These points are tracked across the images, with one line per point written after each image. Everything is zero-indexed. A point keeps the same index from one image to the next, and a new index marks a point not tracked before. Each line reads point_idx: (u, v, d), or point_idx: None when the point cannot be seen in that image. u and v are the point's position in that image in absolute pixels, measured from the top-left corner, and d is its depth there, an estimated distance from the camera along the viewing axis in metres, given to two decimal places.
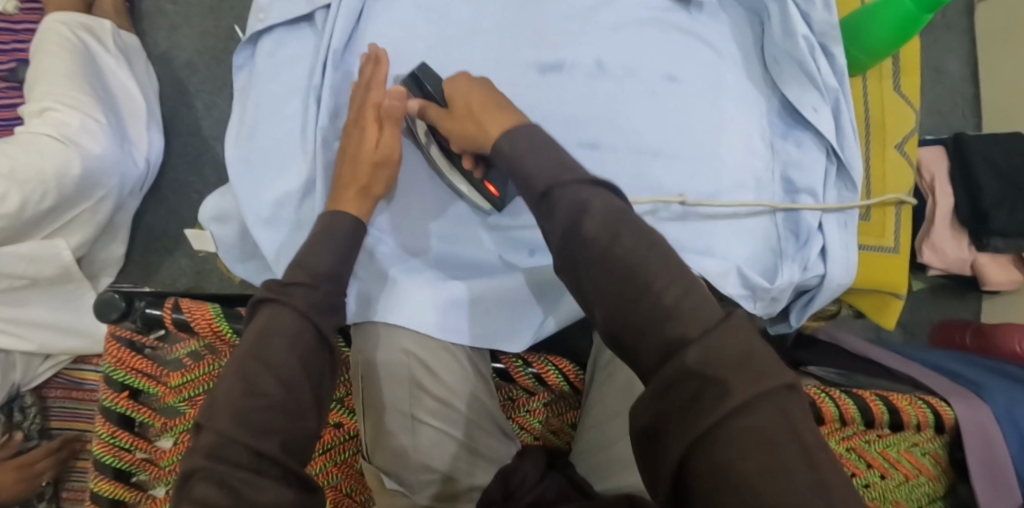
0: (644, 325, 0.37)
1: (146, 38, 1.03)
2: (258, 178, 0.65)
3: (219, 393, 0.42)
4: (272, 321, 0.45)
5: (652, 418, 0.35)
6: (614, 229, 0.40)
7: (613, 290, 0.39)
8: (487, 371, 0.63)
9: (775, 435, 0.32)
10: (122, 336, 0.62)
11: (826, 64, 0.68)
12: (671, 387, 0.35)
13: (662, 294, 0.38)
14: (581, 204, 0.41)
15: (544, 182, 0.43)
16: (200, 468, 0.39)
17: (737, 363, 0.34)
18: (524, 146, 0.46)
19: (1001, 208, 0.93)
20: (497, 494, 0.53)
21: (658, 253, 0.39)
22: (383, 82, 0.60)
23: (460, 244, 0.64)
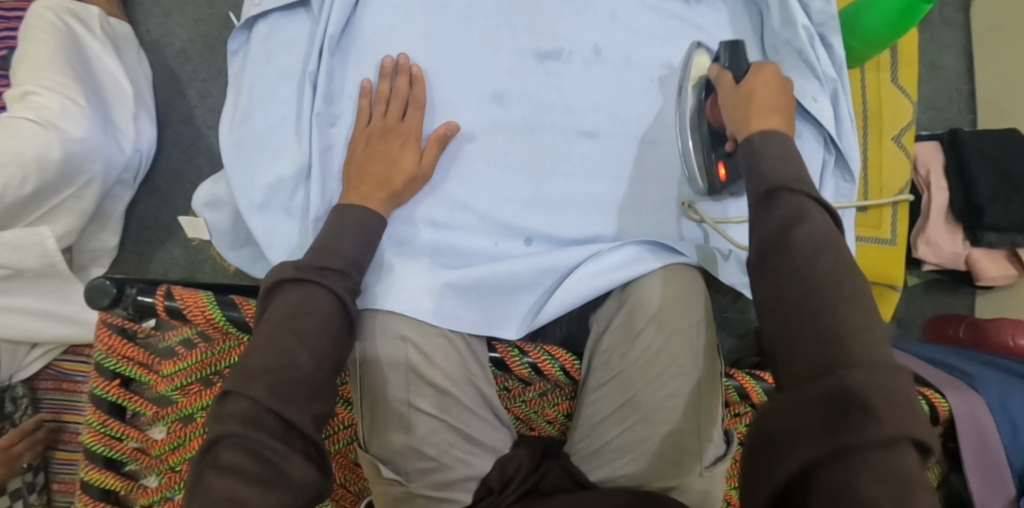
0: (809, 336, 0.39)
1: (139, 25, 1.02)
2: (251, 164, 0.64)
3: (253, 363, 0.46)
4: (307, 300, 0.49)
5: (787, 424, 0.37)
6: (818, 244, 0.41)
7: (795, 302, 0.41)
8: (483, 359, 0.62)
9: (911, 480, 0.33)
10: (113, 323, 0.62)
11: (825, 54, 0.67)
12: (817, 402, 0.36)
13: (848, 316, 0.39)
14: (801, 213, 0.43)
15: (774, 182, 0.45)
16: (232, 435, 0.43)
17: (902, 408, 0.35)
18: (774, 150, 0.47)
19: (995, 202, 0.93)
20: (494, 482, 0.53)
21: (829, 262, 0.41)
22: (418, 100, 0.62)
23: (457, 231, 0.63)
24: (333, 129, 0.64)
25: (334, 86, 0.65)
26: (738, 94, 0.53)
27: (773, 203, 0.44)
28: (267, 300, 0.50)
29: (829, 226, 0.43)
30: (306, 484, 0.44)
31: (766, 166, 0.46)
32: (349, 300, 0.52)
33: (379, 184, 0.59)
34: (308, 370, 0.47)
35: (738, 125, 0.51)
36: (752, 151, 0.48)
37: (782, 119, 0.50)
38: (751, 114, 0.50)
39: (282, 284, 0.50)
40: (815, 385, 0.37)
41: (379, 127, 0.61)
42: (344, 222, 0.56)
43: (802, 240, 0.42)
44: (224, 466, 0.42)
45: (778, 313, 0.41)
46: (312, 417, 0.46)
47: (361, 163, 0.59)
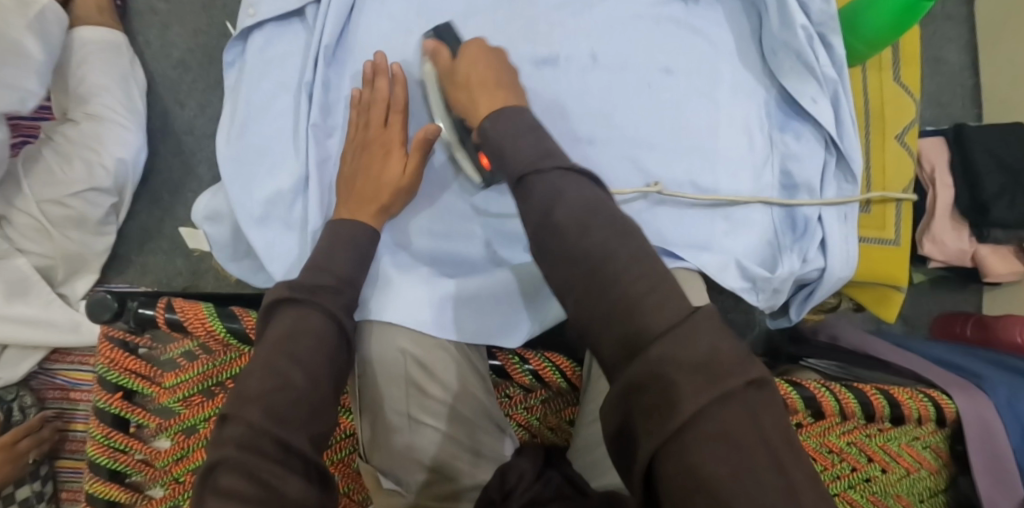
0: (604, 315, 0.38)
1: (138, 37, 1.02)
2: (249, 176, 0.64)
3: (249, 387, 0.46)
4: (298, 322, 0.49)
5: (616, 421, 0.36)
6: (587, 222, 0.41)
7: (577, 281, 0.40)
8: (483, 367, 0.62)
9: (746, 441, 0.32)
10: (115, 336, 0.62)
11: (824, 54, 0.67)
12: (635, 389, 0.35)
13: (629, 288, 0.38)
14: (556, 191, 0.42)
15: (519, 166, 0.45)
16: (229, 458, 0.43)
17: (710, 368, 0.34)
18: (508, 130, 0.48)
19: (1000, 199, 0.92)
20: (495, 494, 0.53)
21: (599, 233, 0.40)
22: (400, 105, 0.61)
23: (454, 241, 0.63)
24: (330, 140, 0.64)
25: (330, 95, 0.65)
26: (457, 75, 0.57)
27: (523, 186, 0.44)
28: (267, 320, 0.51)
29: (592, 191, 0.43)
30: (303, 498, 0.44)
31: (511, 152, 0.46)
32: (346, 319, 0.53)
33: (374, 197, 0.59)
34: (305, 389, 0.47)
35: (473, 114, 0.54)
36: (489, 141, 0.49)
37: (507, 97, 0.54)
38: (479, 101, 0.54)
39: (277, 306, 0.50)
40: (626, 370, 0.36)
41: (369, 138, 0.61)
42: (338, 240, 0.56)
43: (565, 215, 0.41)
44: (223, 491, 0.42)
45: (570, 296, 0.40)
46: (310, 437, 0.47)
47: (354, 179, 0.60)
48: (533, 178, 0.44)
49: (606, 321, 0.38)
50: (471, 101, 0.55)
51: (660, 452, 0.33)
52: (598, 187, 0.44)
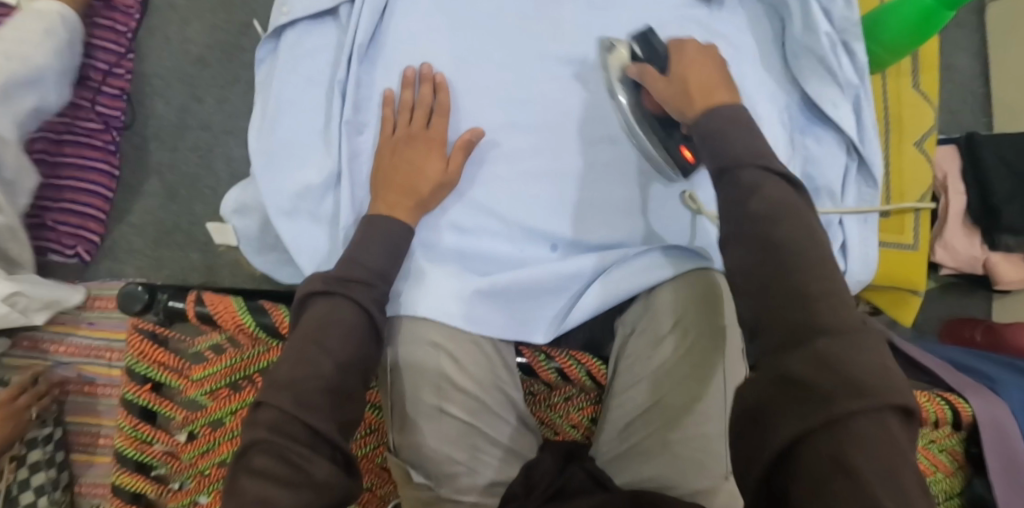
0: (778, 300, 0.38)
1: (157, 32, 1.03)
2: (278, 169, 0.65)
3: (281, 374, 0.48)
4: (331, 313, 0.51)
5: (757, 401, 0.36)
6: (779, 217, 0.40)
7: (761, 270, 0.39)
8: (511, 363, 0.63)
9: (895, 448, 0.32)
10: (144, 328, 0.63)
11: (847, 61, 0.68)
12: (795, 374, 0.35)
13: (812, 283, 0.38)
14: (753, 186, 0.42)
15: (741, 154, 0.43)
16: (261, 441, 0.45)
17: (879, 381, 0.34)
18: (725, 124, 0.45)
19: (1012, 205, 0.95)
20: (519, 488, 0.54)
21: (788, 229, 0.40)
22: (445, 110, 0.63)
23: (481, 237, 0.64)
24: (361, 137, 0.64)
25: (361, 93, 0.66)
26: (675, 79, 0.52)
27: (735, 176, 0.43)
28: (300, 311, 0.52)
29: (787, 192, 0.41)
30: (329, 481, 0.45)
31: (726, 142, 0.44)
32: (375, 311, 0.53)
33: (404, 191, 0.59)
34: (333, 379, 0.48)
35: (691, 105, 0.49)
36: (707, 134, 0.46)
37: (729, 92, 0.49)
38: (696, 94, 0.49)
39: (311, 297, 0.52)
40: (787, 358, 0.36)
41: (404, 135, 0.62)
42: (369, 232, 0.57)
43: (762, 208, 0.41)
44: (255, 472, 0.44)
45: (746, 280, 0.40)
46: (339, 423, 0.48)
47: (386, 174, 0.60)
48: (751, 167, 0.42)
49: (783, 310, 0.38)
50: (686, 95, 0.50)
51: (803, 438, 0.33)
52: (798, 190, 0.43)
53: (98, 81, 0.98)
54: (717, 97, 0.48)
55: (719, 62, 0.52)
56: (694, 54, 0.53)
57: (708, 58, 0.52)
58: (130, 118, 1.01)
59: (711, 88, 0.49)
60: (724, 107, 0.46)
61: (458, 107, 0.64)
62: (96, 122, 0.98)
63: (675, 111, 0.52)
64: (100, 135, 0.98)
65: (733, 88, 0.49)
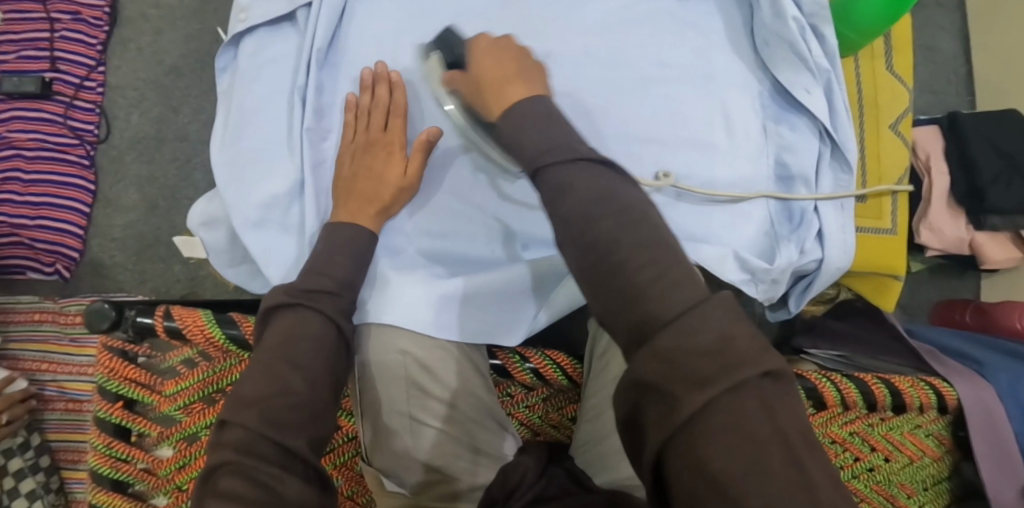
0: (613, 297, 0.38)
1: (130, 43, 1.01)
2: (242, 179, 0.63)
3: (247, 391, 0.47)
4: (298, 325, 0.50)
5: (625, 411, 0.35)
6: (596, 212, 0.40)
7: (590, 271, 0.39)
8: (484, 367, 0.62)
9: (755, 435, 0.32)
10: (113, 346, 0.62)
11: (817, 46, 0.66)
12: (644, 379, 0.34)
13: (646, 276, 0.37)
14: (563, 185, 0.41)
15: (529, 157, 0.43)
16: (229, 462, 0.44)
17: (716, 365, 0.33)
18: (524, 122, 0.45)
19: (997, 185, 0.95)
20: (499, 493, 0.53)
21: (610, 223, 0.39)
22: (401, 108, 0.62)
23: (451, 241, 0.63)
24: (325, 143, 0.64)
25: (323, 99, 0.65)
26: (473, 79, 0.52)
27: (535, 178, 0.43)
28: (264, 325, 0.51)
29: (602, 177, 0.41)
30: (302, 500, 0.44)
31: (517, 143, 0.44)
32: (343, 321, 0.53)
33: (367, 199, 0.59)
34: (303, 394, 0.48)
35: (489, 104, 0.49)
36: (505, 132, 0.45)
37: (525, 84, 0.48)
38: (490, 96, 0.49)
39: (273, 312, 0.51)
40: (636, 362, 0.35)
41: (363, 141, 0.61)
42: (334, 242, 0.56)
43: (578, 204, 0.40)
44: (222, 495, 0.43)
45: (587, 283, 0.39)
46: (311, 439, 0.48)
47: (348, 182, 0.60)
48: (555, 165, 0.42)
49: (624, 306, 0.37)
50: (487, 99, 0.50)
51: (665, 447, 0.33)
52: (612, 169, 0.42)
53: (70, 95, 0.97)
54: (509, 95, 0.48)
55: (511, 49, 0.52)
56: (484, 51, 0.52)
57: (496, 55, 0.51)
58: (105, 131, 0.99)
59: (502, 86, 0.48)
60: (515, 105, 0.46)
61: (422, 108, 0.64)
62: (70, 137, 0.97)
63: (479, 108, 0.52)
64: (73, 150, 0.97)
65: (529, 80, 0.48)
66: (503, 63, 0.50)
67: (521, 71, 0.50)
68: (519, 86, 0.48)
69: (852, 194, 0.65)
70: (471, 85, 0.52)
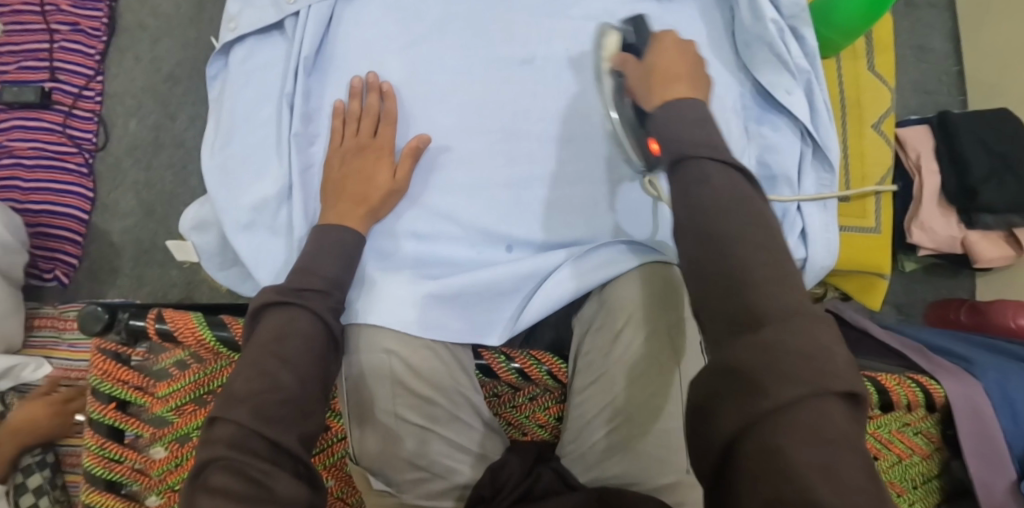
0: (721, 288, 0.39)
1: (128, 52, 1.03)
2: (232, 184, 0.64)
3: (238, 388, 0.48)
4: (287, 324, 0.51)
5: (703, 394, 0.37)
6: (728, 208, 0.40)
7: (704, 262, 0.40)
8: (470, 367, 0.63)
9: (831, 437, 0.33)
10: (107, 349, 0.62)
11: (796, 47, 0.67)
12: (738, 365, 0.35)
13: (758, 274, 0.38)
14: (702, 178, 0.42)
15: (680, 148, 0.44)
16: (221, 457, 0.45)
17: (817, 365, 0.34)
18: (680, 118, 0.46)
19: (988, 184, 0.96)
20: (486, 491, 0.55)
21: (737, 218, 0.40)
22: (392, 117, 0.63)
23: (439, 242, 0.64)
24: (313, 147, 0.64)
25: (311, 105, 0.66)
26: (645, 70, 0.52)
27: (678, 168, 0.43)
28: (254, 323, 0.52)
29: (738, 181, 0.42)
30: (293, 496, 0.45)
31: (669, 133, 0.45)
32: (332, 320, 0.54)
33: (357, 201, 0.60)
34: (293, 391, 0.49)
35: (649, 96, 0.50)
36: (662, 125, 0.46)
37: (688, 84, 0.49)
38: (657, 86, 0.50)
39: (263, 309, 0.52)
40: (730, 350, 0.36)
41: (353, 145, 0.62)
42: (323, 242, 0.58)
43: (711, 198, 0.41)
44: (212, 489, 0.43)
45: (692, 276, 0.41)
46: (300, 436, 0.49)
47: (337, 185, 0.61)
48: (690, 160, 0.43)
49: (726, 297, 0.38)
50: (648, 90, 0.51)
51: (741, 433, 0.34)
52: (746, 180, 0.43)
53: (68, 104, 0.99)
54: (675, 89, 0.48)
55: (688, 49, 0.52)
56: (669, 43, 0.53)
57: (684, 50, 0.52)
58: (103, 139, 1.01)
59: (669, 79, 0.49)
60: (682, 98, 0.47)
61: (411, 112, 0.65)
62: (69, 145, 0.99)
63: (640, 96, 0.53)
64: (71, 158, 0.99)
65: (693, 81, 0.49)
66: (681, 60, 0.51)
67: (694, 73, 0.50)
68: (685, 85, 0.49)
69: (838, 193, 0.66)
70: (638, 77, 0.53)
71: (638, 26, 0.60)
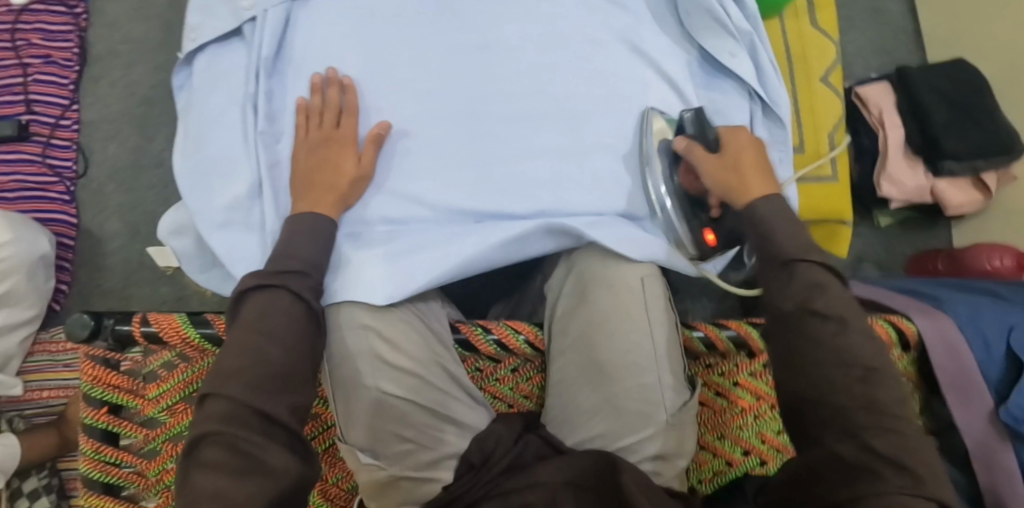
0: (837, 393, 0.47)
1: (103, 79, 1.06)
2: (205, 187, 0.66)
3: (228, 365, 0.51)
4: (269, 304, 0.54)
5: (807, 465, 0.46)
6: (837, 311, 0.49)
7: (827, 364, 0.47)
8: (448, 340, 0.65)
9: None
10: (95, 355, 0.64)
11: (736, 10, 0.70)
12: (844, 456, 0.44)
13: (876, 387, 0.47)
14: (817, 285, 0.50)
15: (788, 252, 0.52)
16: (215, 432, 0.48)
17: (915, 471, 0.43)
18: (777, 218, 0.55)
19: (949, 130, 0.98)
20: (475, 458, 0.59)
21: (855, 325, 0.49)
22: (353, 108, 0.65)
23: (411, 225, 0.66)
24: (279, 145, 0.66)
25: (274, 106, 0.67)
26: (726, 162, 0.60)
27: (793, 273, 0.51)
28: (237, 308, 0.55)
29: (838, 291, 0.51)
30: (285, 467, 0.48)
31: (774, 237, 0.54)
32: (313, 299, 0.57)
33: (326, 189, 0.62)
34: (280, 365, 0.52)
35: (735, 195, 0.58)
36: (753, 217, 0.56)
37: (766, 179, 0.58)
38: (741, 178, 0.58)
39: (246, 293, 0.55)
40: (839, 442, 0.45)
41: (317, 137, 0.64)
42: (298, 229, 0.60)
43: (825, 306, 0.49)
44: (206, 461, 0.47)
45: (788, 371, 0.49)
46: (290, 407, 0.52)
47: (306, 175, 0.63)
48: (800, 263, 0.52)
49: (834, 396, 0.46)
50: (739, 181, 0.58)
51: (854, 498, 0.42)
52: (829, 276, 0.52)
53: (46, 134, 1.02)
54: (756, 182, 0.57)
55: (762, 150, 0.61)
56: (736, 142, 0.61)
57: (754, 145, 0.61)
58: (83, 166, 1.03)
59: (748, 176, 0.58)
60: (760, 201, 0.56)
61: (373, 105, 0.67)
62: (50, 174, 1.01)
63: (718, 188, 0.59)
64: (53, 187, 1.01)
65: (772, 181, 0.58)
66: (753, 157, 0.59)
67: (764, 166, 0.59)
68: (766, 185, 0.57)
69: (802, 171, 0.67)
70: (718, 174, 0.59)
71: (699, 119, 0.64)
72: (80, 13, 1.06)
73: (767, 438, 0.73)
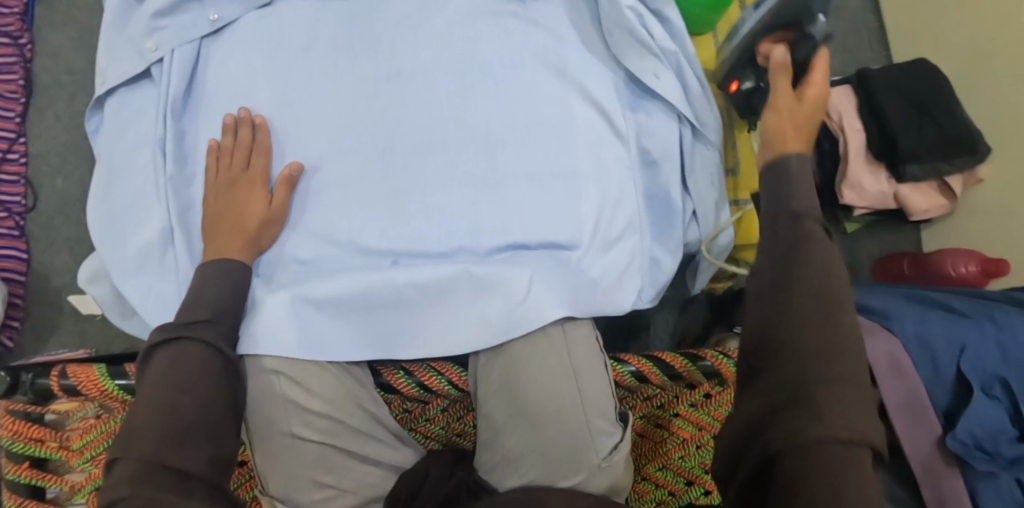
0: (790, 325, 0.44)
1: (46, 111, 1.05)
2: (116, 235, 0.65)
3: (139, 424, 0.48)
4: (180, 357, 0.52)
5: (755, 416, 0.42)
6: (825, 265, 0.45)
7: (799, 305, 0.44)
8: (369, 383, 0.64)
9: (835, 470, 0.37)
10: (16, 409, 0.62)
11: (659, 29, 0.69)
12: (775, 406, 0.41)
13: (838, 336, 0.42)
14: (811, 235, 0.47)
15: (802, 207, 0.49)
16: (126, 498, 0.44)
17: (843, 403, 0.39)
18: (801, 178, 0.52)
19: (909, 134, 0.94)
20: (404, 491, 0.57)
21: (819, 255, 0.46)
22: (266, 147, 0.64)
23: (325, 266, 0.64)
24: (190, 190, 0.65)
25: (185, 148, 0.66)
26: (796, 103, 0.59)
27: (798, 224, 0.48)
28: (145, 365, 0.53)
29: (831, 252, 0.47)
30: None
31: (791, 192, 0.51)
32: (228, 348, 0.55)
33: (234, 233, 0.61)
34: (195, 418, 0.50)
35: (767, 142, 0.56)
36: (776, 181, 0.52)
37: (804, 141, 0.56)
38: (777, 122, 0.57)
39: (154, 349, 0.53)
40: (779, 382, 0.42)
41: (226, 179, 0.63)
42: (206, 277, 0.58)
43: (819, 258, 0.46)
44: None
45: (767, 313, 0.46)
46: (210, 459, 0.49)
47: (214, 220, 0.61)
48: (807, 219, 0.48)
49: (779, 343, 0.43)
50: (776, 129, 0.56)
51: (785, 451, 0.39)
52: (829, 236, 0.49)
53: None
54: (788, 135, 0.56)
55: (815, 109, 0.59)
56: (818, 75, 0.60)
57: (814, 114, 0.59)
58: (33, 200, 1.02)
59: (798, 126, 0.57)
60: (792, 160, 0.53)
61: (288, 141, 0.66)
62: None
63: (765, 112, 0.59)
64: (4, 222, 1.00)
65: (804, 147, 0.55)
66: (805, 115, 0.58)
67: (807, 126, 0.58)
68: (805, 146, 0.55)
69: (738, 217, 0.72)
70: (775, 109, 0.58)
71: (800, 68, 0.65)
72: (24, 44, 1.05)
73: (712, 467, 0.72)
